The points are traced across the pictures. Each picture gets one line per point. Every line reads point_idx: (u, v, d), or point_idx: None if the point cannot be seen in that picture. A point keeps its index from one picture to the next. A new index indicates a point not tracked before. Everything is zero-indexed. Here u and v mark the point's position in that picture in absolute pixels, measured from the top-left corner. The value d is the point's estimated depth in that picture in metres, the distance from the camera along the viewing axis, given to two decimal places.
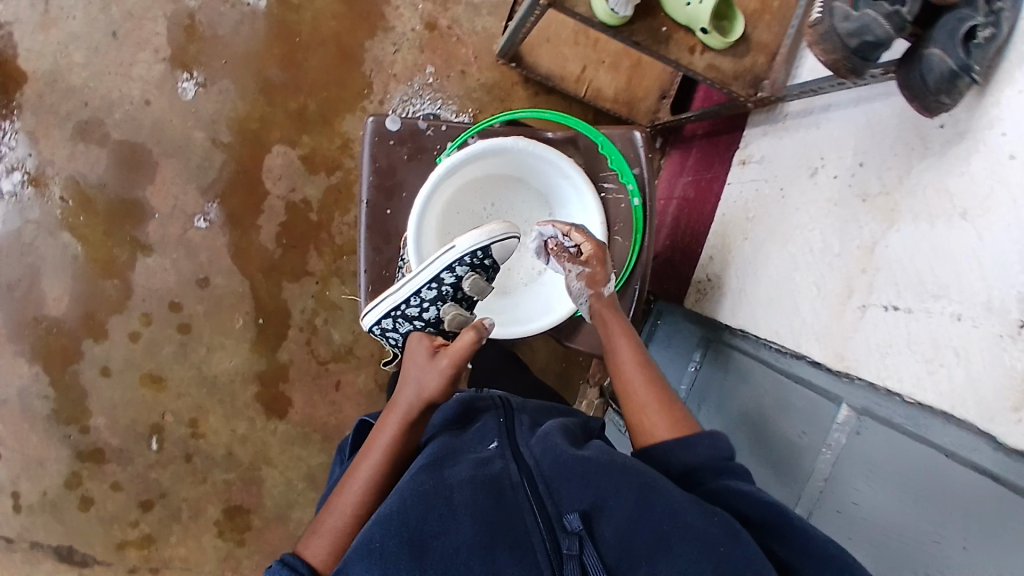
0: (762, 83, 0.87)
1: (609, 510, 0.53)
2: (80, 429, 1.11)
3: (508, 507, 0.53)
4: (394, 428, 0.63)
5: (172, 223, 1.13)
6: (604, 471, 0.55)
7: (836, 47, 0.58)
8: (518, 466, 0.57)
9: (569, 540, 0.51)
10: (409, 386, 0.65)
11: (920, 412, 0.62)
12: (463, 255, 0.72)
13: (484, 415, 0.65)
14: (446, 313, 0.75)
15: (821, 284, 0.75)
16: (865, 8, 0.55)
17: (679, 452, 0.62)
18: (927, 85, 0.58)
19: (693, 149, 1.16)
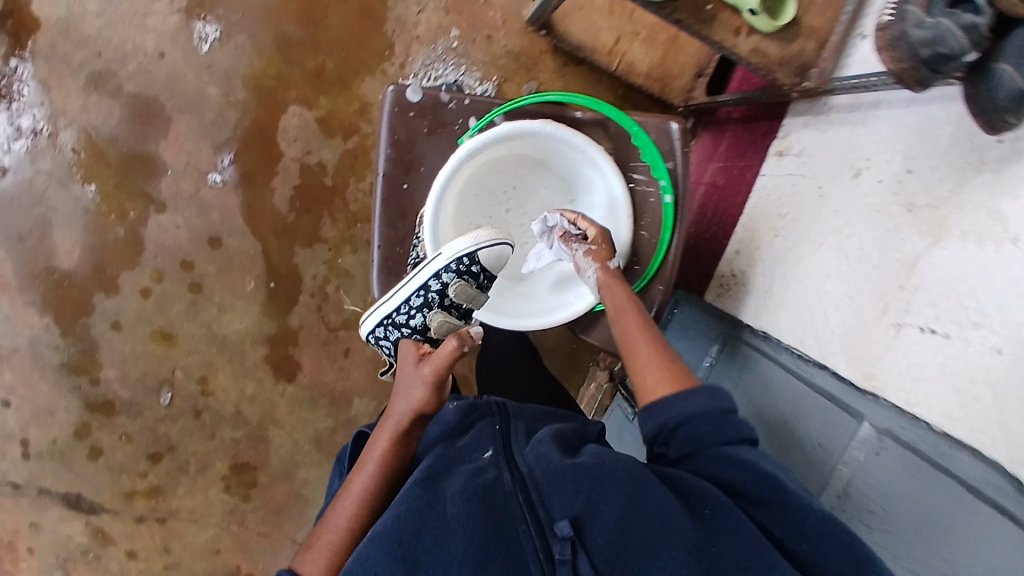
0: (809, 72, 0.81)
1: (597, 517, 0.54)
2: (91, 380, 1.13)
3: (501, 518, 0.54)
4: (389, 439, 0.65)
5: (184, 180, 1.11)
6: (593, 477, 0.56)
7: (904, 56, 0.53)
8: (513, 476, 0.58)
9: (560, 544, 0.52)
10: (403, 401, 0.67)
11: (942, 441, 0.60)
12: (450, 262, 0.74)
13: (479, 423, 0.66)
14: (434, 319, 0.79)
15: (855, 297, 0.73)
16: (941, 17, 0.50)
17: (677, 404, 0.60)
18: (993, 103, 0.48)
19: (727, 133, 1.11)
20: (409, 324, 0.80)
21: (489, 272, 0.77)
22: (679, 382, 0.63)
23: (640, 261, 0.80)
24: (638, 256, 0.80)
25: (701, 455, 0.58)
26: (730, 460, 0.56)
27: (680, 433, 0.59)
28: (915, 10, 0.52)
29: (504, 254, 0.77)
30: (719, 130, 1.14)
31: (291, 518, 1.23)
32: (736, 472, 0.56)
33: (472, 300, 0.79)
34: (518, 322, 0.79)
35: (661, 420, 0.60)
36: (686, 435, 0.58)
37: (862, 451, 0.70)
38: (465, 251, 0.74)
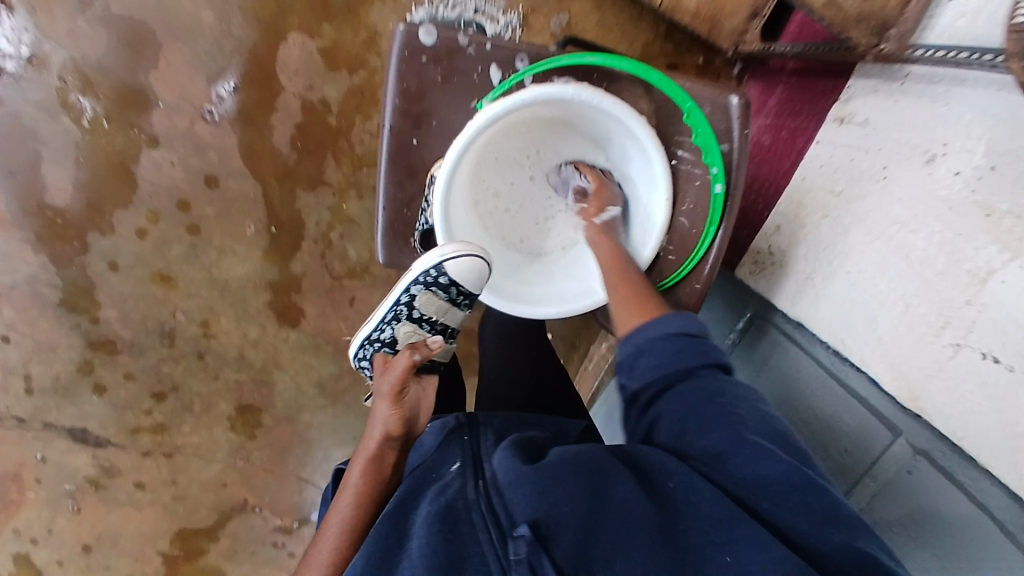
0: (888, 32, 0.71)
1: (561, 526, 0.48)
2: (91, 320, 1.10)
3: (461, 531, 0.50)
4: (365, 466, 0.62)
5: (178, 114, 1.02)
6: (553, 475, 0.52)
7: None
8: (477, 484, 0.54)
9: (515, 543, 0.47)
10: (375, 423, 0.65)
11: (981, 475, 0.59)
12: (417, 275, 0.74)
13: (449, 439, 0.62)
14: (403, 332, 0.80)
15: (910, 305, 0.66)
16: None
17: (642, 333, 0.64)
18: None
19: (778, 87, 0.99)
20: (384, 336, 0.82)
21: (459, 285, 0.74)
22: (646, 311, 0.67)
23: (675, 251, 0.73)
24: (672, 244, 0.73)
25: (662, 378, 0.61)
26: (687, 389, 0.60)
27: (641, 359, 0.63)
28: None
29: (483, 268, 0.73)
30: (769, 83, 1.02)
31: (294, 457, 1.24)
32: (691, 404, 0.58)
33: (443, 311, 0.78)
34: (535, 309, 0.74)
35: (630, 348, 0.65)
36: (646, 364, 0.63)
37: (892, 465, 0.70)
38: (430, 264, 0.71)
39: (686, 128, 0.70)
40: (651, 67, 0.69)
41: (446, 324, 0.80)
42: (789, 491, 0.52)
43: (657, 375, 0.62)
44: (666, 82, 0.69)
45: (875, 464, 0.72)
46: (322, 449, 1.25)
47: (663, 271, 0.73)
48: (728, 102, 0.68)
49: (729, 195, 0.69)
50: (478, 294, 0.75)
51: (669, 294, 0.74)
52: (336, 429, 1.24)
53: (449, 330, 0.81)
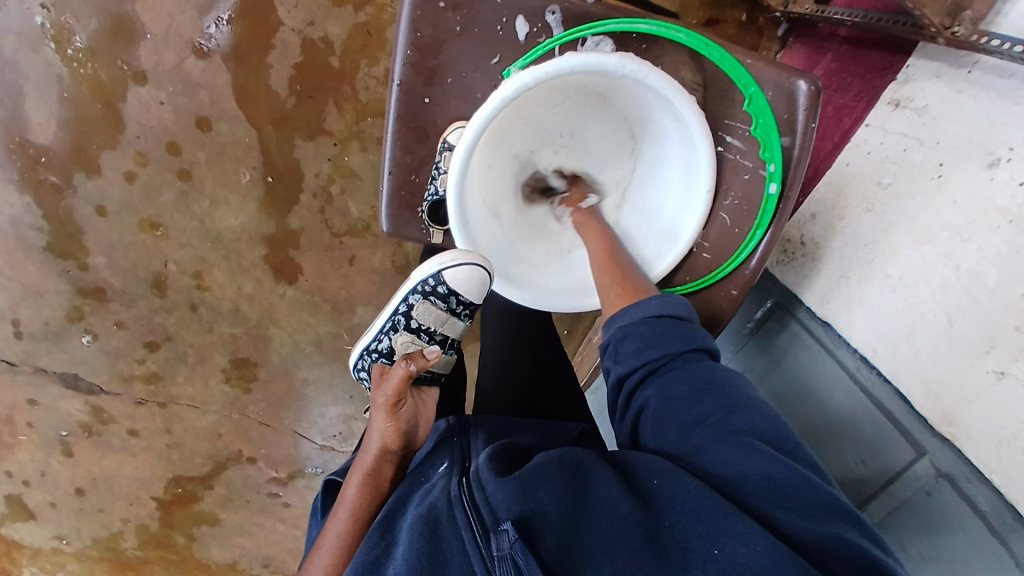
0: (962, 13, 0.62)
1: (546, 521, 0.46)
2: (79, 266, 1.05)
3: (443, 531, 0.47)
4: (361, 481, 0.58)
5: (167, 49, 0.94)
6: (536, 475, 0.49)
7: None
8: (460, 481, 0.51)
9: (499, 541, 0.45)
10: (371, 437, 0.61)
11: (1006, 510, 0.54)
12: (416, 283, 0.72)
13: (440, 448, 0.58)
14: (400, 342, 0.76)
15: (955, 323, 0.60)
16: None
17: (626, 314, 0.60)
18: None
19: (826, 56, 0.90)
20: (381, 346, 0.77)
21: (459, 295, 0.70)
22: (630, 293, 0.62)
23: (712, 250, 0.66)
24: (708, 240, 0.66)
25: (643, 364, 0.57)
26: (669, 375, 0.55)
27: (624, 343, 0.59)
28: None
29: (484, 279, 0.67)
30: (819, 49, 0.92)
31: (290, 411, 1.22)
32: (673, 393, 0.54)
33: (442, 322, 0.74)
34: (541, 300, 0.67)
35: (615, 330, 0.61)
36: (628, 349, 0.58)
37: (911, 486, 0.63)
38: (429, 273, 0.70)
39: (746, 116, 0.62)
40: (714, 43, 0.61)
41: (446, 336, 0.75)
42: (775, 488, 0.47)
43: (639, 360, 0.57)
44: (728, 62, 0.61)
45: (888, 480, 0.66)
46: (318, 405, 1.22)
47: (694, 269, 0.67)
48: (796, 88, 0.59)
49: (784, 196, 0.61)
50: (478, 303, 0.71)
51: (701, 295, 0.67)
52: (333, 386, 1.21)
53: (450, 342, 0.75)
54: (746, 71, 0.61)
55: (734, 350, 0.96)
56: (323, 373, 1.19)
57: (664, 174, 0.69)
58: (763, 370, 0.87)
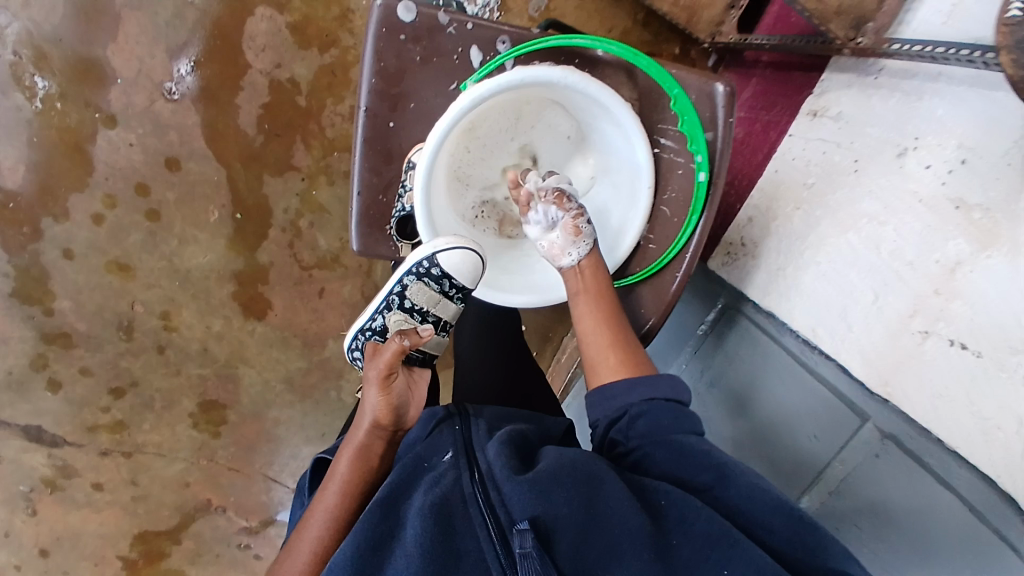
0: (865, 25, 0.70)
1: (562, 524, 0.48)
2: (44, 311, 1.03)
3: (458, 528, 0.48)
4: (354, 454, 0.58)
5: (136, 92, 0.97)
6: (549, 477, 0.50)
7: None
8: (472, 476, 0.52)
9: (519, 537, 0.46)
10: (364, 409, 0.61)
11: (948, 456, 0.58)
12: (410, 265, 0.71)
13: (441, 424, 0.58)
14: (393, 320, 0.77)
15: (882, 296, 0.65)
16: None
17: (638, 390, 0.60)
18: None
19: (753, 79, 0.98)
20: (375, 325, 0.79)
21: (453, 278, 0.71)
22: (637, 370, 0.62)
23: (657, 240, 0.69)
24: (654, 233, 0.70)
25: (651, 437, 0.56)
26: (678, 438, 0.56)
27: (637, 421, 0.58)
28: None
29: (476, 264, 0.70)
30: (745, 74, 1.00)
31: (261, 454, 1.20)
32: (680, 440, 0.55)
33: (435, 303, 0.75)
34: (514, 295, 0.71)
35: (622, 404, 0.60)
36: (642, 427, 0.57)
37: (859, 451, 0.68)
38: (422, 255, 0.69)
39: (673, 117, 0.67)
40: (640, 53, 0.66)
41: (438, 317, 0.76)
42: (778, 521, 0.50)
43: (649, 439, 0.57)
44: (654, 69, 0.66)
45: (839, 451, 0.70)
46: (290, 446, 1.21)
47: (643, 261, 0.70)
48: (714, 89, 0.64)
49: (713, 183, 0.66)
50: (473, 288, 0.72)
51: (649, 285, 0.70)
52: (304, 425, 1.20)
53: (443, 323, 0.76)
54: (670, 73, 0.66)
55: (690, 353, 1.00)
56: (295, 413, 1.18)
57: (613, 183, 0.73)
58: (719, 368, 0.92)
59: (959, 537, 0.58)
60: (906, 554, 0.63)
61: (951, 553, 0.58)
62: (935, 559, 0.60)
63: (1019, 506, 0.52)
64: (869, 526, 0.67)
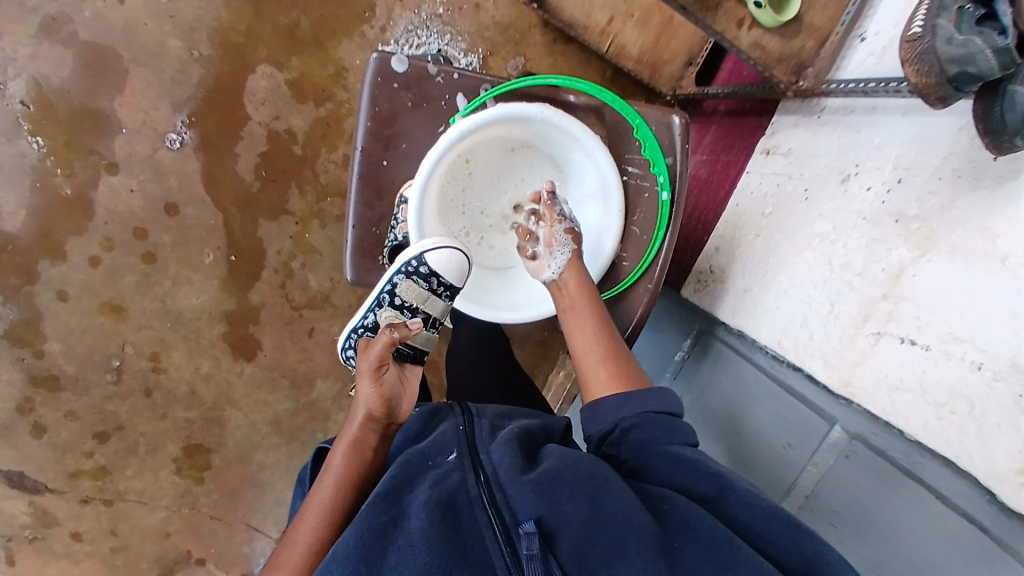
0: (805, 71, 0.79)
1: (566, 521, 0.49)
2: (34, 353, 1.04)
3: (463, 525, 0.49)
4: (348, 448, 0.60)
5: (140, 141, 1.02)
6: (554, 476, 0.51)
7: (926, 70, 0.51)
8: (477, 477, 0.52)
9: (526, 540, 0.47)
10: (358, 401, 0.64)
11: (911, 449, 0.62)
12: (398, 266, 0.73)
13: (444, 423, 0.60)
14: (383, 316, 0.79)
15: (837, 304, 0.71)
16: (970, 35, 0.48)
17: (629, 405, 0.60)
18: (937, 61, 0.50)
19: (712, 125, 1.08)
20: (368, 322, 0.81)
21: (440, 276, 0.75)
22: (630, 385, 0.63)
23: (629, 257, 0.76)
24: (626, 251, 0.76)
25: (644, 450, 0.57)
26: (670, 453, 0.56)
27: (630, 433, 0.58)
28: (947, 24, 0.50)
29: (462, 262, 0.75)
30: (705, 121, 1.11)
31: (245, 501, 1.18)
32: (678, 453, 0.56)
33: (424, 300, 0.78)
34: (499, 314, 0.76)
35: (614, 418, 0.61)
36: (635, 438, 0.58)
37: (830, 454, 0.71)
38: (411, 256, 0.72)
39: (636, 144, 0.74)
40: (605, 89, 0.74)
41: (428, 313, 0.79)
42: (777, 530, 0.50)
43: (643, 451, 0.57)
44: (618, 102, 0.73)
45: (812, 456, 0.74)
46: (275, 492, 1.19)
47: (617, 278, 0.76)
48: (672, 121, 0.73)
49: (675, 203, 0.74)
50: (460, 287, 0.77)
51: (625, 298, 0.76)
52: (290, 469, 1.19)
53: (431, 319, 0.79)
54: (632, 106, 0.74)
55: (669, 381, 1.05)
56: (280, 456, 1.18)
57: (584, 209, 0.79)
58: (698, 391, 0.97)
59: (925, 526, 0.60)
60: (884, 551, 0.64)
61: (928, 542, 0.60)
62: (912, 552, 0.61)
63: (980, 484, 0.55)
64: (843, 527, 0.69)
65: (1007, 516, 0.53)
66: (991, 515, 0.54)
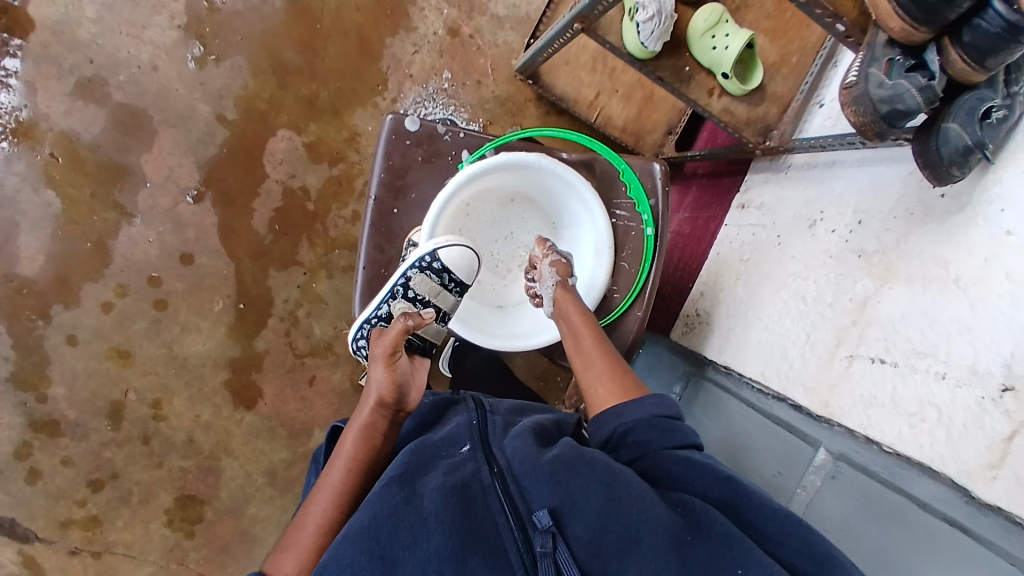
0: (771, 133, 0.89)
1: (578, 507, 0.53)
2: (38, 397, 1.07)
3: (478, 510, 0.53)
4: (359, 432, 0.65)
5: (163, 194, 1.10)
6: (565, 466, 0.55)
7: (867, 110, 0.60)
8: (491, 468, 0.57)
9: (541, 537, 0.51)
10: (372, 385, 0.70)
11: (893, 462, 0.65)
12: (412, 260, 0.78)
13: (457, 417, 0.65)
14: (396, 308, 0.82)
15: (813, 333, 0.78)
16: (900, 79, 0.57)
17: (625, 412, 0.64)
18: (874, 101, 0.59)
19: (692, 187, 1.19)
20: (380, 313, 0.83)
21: (452, 272, 0.80)
22: (625, 397, 0.67)
23: (620, 289, 0.83)
24: (616, 284, 0.83)
25: (648, 453, 0.61)
26: (677, 458, 0.59)
27: (630, 436, 0.62)
28: (877, 72, 0.59)
29: (471, 260, 0.80)
30: (686, 184, 1.22)
31: (233, 558, 1.15)
32: (684, 460, 0.59)
33: (435, 294, 0.81)
34: (504, 343, 0.81)
35: (612, 426, 0.65)
36: (634, 440, 0.62)
37: (817, 477, 0.74)
38: (426, 250, 0.77)
39: (623, 189, 0.82)
40: (594, 139, 0.82)
41: (438, 307, 0.82)
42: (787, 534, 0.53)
43: (645, 451, 0.61)
44: (607, 152, 0.82)
45: (801, 481, 0.76)
46: (265, 549, 1.16)
47: (609, 308, 0.83)
48: (653, 168, 0.81)
49: (659, 237, 0.81)
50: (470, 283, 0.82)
51: (616, 327, 0.83)
52: (283, 524, 1.17)
53: (441, 313, 0.83)
54: (618, 154, 0.83)
55: None
56: (273, 510, 1.16)
57: (576, 249, 0.86)
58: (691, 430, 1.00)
59: (912, 538, 0.61)
60: (873, 567, 0.65)
61: (911, 551, 0.61)
62: (900, 565, 0.62)
63: (962, 487, 0.58)
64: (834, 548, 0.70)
65: (985, 515, 0.56)
66: (972, 516, 0.57)
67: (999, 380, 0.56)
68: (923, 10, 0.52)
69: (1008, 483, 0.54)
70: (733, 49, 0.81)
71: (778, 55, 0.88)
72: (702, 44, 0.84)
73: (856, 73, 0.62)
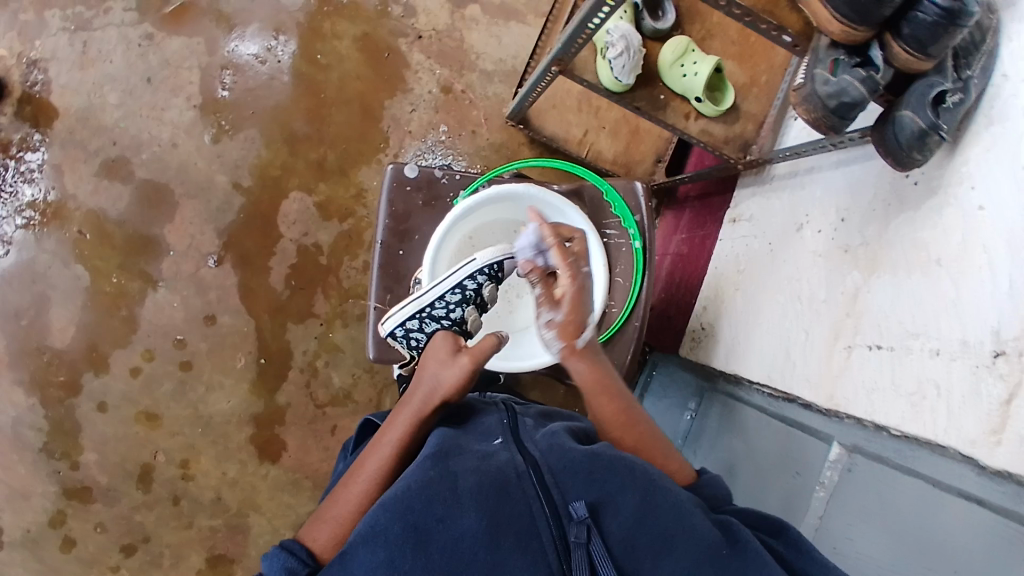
0: (749, 148, 0.94)
1: (616, 504, 0.55)
2: (70, 465, 1.13)
3: (512, 491, 0.55)
4: (407, 424, 0.66)
5: (185, 261, 1.16)
6: (605, 465, 0.56)
7: (817, 107, 0.66)
8: (523, 456, 0.58)
9: (576, 526, 0.53)
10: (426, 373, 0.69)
11: (905, 445, 0.65)
12: (489, 266, 0.76)
13: (488, 417, 0.67)
14: (468, 314, 0.79)
15: (811, 330, 0.80)
16: (844, 74, 0.63)
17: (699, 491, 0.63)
18: (820, 99, 0.65)
19: (686, 210, 1.23)
20: (452, 316, 0.79)
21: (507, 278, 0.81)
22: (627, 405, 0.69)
23: (615, 303, 0.86)
24: (613, 299, 0.86)
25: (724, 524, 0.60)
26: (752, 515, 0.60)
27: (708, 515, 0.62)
28: (822, 72, 0.65)
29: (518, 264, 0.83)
30: (679, 207, 1.26)
31: None
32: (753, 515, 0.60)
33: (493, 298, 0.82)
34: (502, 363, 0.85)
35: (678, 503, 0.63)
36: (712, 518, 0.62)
37: (834, 471, 0.74)
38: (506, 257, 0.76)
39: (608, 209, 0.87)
40: (576, 165, 0.87)
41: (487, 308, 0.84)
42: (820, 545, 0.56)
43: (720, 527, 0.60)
44: (590, 176, 0.87)
45: (818, 479, 0.76)
46: None
47: (608, 322, 0.86)
48: (635, 186, 0.86)
49: (647, 250, 0.86)
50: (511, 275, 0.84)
51: (616, 339, 0.86)
52: None
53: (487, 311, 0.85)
54: (601, 177, 0.88)
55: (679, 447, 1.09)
56: None
57: None
58: (708, 443, 1.01)
59: (928, 523, 0.60)
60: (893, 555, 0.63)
61: (929, 535, 0.60)
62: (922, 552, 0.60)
63: (971, 459, 0.58)
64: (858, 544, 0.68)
65: (997, 483, 0.56)
66: (985, 488, 0.56)
67: (989, 347, 0.56)
68: (855, 11, 0.58)
69: (1011, 447, 0.54)
70: (702, 75, 0.88)
71: (747, 77, 0.94)
72: (672, 72, 0.91)
73: (803, 76, 0.68)
